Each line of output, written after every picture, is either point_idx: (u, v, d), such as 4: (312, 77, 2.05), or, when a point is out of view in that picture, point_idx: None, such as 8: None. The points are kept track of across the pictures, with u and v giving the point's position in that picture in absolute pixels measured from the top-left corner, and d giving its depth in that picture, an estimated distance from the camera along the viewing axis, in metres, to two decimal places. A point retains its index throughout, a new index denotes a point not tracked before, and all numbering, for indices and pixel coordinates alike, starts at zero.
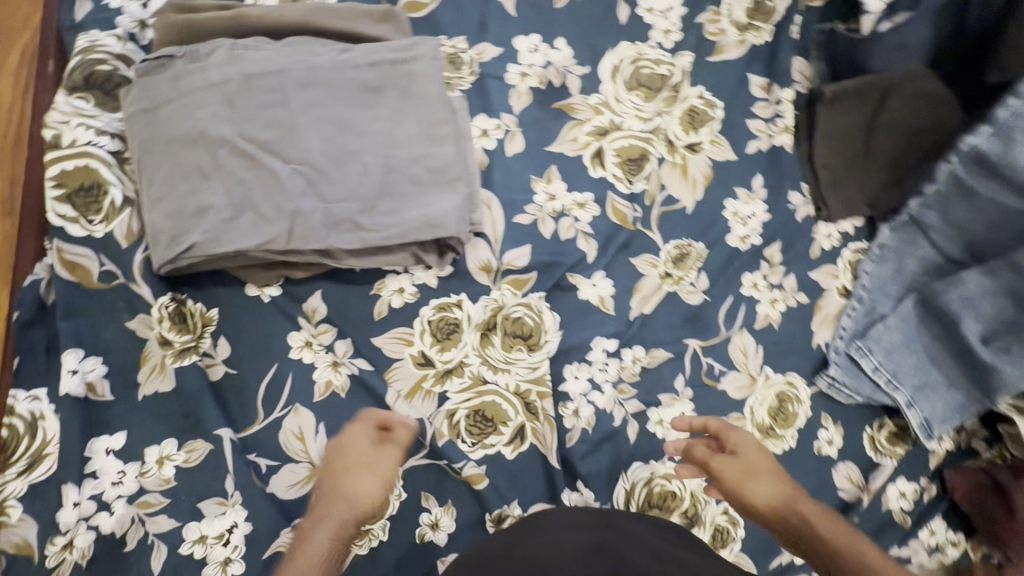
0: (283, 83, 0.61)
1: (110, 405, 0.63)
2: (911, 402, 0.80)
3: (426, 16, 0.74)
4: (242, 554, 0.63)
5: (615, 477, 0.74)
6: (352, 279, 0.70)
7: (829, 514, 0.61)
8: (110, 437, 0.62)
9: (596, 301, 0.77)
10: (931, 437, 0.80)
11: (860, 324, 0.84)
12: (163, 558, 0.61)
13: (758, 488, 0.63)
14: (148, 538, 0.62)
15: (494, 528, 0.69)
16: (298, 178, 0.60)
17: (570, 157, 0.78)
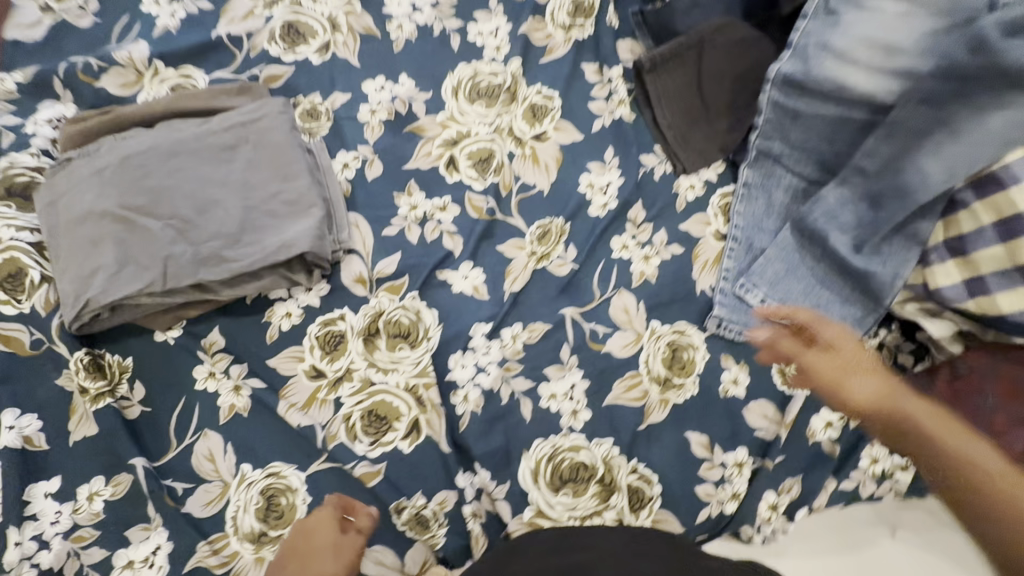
0: (153, 157, 0.75)
1: (46, 453, 0.71)
2: None
3: (283, 83, 0.88)
4: (167, 572, 0.70)
5: (513, 456, 0.76)
6: (243, 311, 0.80)
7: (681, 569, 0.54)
8: (47, 482, 0.71)
9: (470, 291, 0.83)
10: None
11: (741, 263, 0.85)
12: None
13: (859, 387, 0.64)
14: (83, 570, 0.69)
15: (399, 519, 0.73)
16: (167, 229, 0.72)
17: (426, 170, 0.87)
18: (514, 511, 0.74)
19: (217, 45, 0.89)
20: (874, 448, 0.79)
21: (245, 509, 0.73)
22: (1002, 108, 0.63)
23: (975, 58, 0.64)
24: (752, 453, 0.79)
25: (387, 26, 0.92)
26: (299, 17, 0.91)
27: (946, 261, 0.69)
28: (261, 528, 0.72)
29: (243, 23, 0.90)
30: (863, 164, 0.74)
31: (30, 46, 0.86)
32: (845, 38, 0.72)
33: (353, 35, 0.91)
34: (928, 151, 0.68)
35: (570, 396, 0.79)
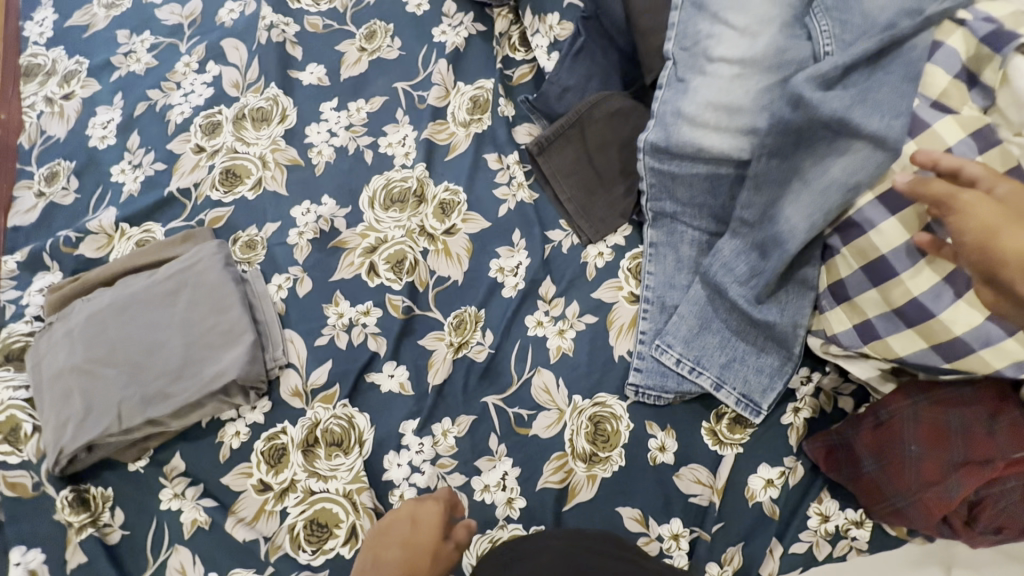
0: (110, 313, 0.87)
1: None
2: (720, 382, 0.78)
3: (224, 222, 1.00)
4: None
5: None
6: (199, 434, 0.88)
7: None
8: None
9: (397, 388, 0.87)
10: (759, 412, 0.77)
11: (653, 322, 0.84)
12: None
13: (1012, 239, 0.50)
14: None
15: None
16: (122, 376, 0.83)
17: (350, 279, 0.94)
18: None
19: (170, 198, 1.03)
20: (822, 504, 0.74)
21: None
22: (841, 154, 0.65)
23: (800, 116, 0.65)
24: (687, 524, 0.76)
25: (309, 154, 1.04)
26: (235, 161, 1.04)
27: (836, 308, 0.70)
28: None
29: (190, 175, 1.04)
30: (744, 216, 0.74)
31: (28, 229, 1.03)
32: (694, 104, 0.75)
33: (280, 168, 1.03)
34: (790, 201, 0.69)
35: (503, 486, 0.80)
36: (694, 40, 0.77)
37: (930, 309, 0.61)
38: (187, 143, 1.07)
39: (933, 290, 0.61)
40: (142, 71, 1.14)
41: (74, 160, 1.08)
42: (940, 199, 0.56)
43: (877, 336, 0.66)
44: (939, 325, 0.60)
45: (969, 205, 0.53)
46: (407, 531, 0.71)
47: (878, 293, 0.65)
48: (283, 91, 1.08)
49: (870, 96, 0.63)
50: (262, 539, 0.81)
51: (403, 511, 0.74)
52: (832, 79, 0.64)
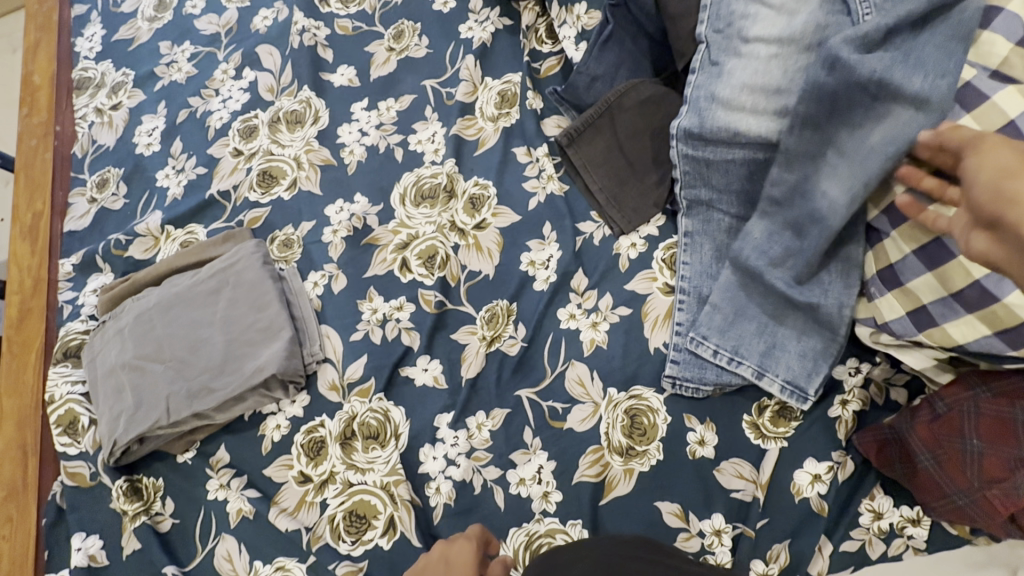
0: (157, 311, 0.91)
1: (107, 567, 0.85)
2: (762, 371, 0.76)
3: (262, 222, 1.03)
4: None
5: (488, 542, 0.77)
6: (241, 427, 0.91)
7: None
8: None
9: (431, 382, 0.87)
10: (807, 398, 0.74)
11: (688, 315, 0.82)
12: None
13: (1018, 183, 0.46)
14: None
15: None
16: (169, 371, 0.87)
17: (383, 275, 0.96)
18: None
19: (211, 200, 1.07)
20: (874, 500, 0.71)
21: None
22: (888, 131, 0.62)
23: (837, 92, 0.63)
24: (729, 520, 0.73)
25: (342, 153, 1.06)
26: (271, 163, 1.07)
27: (886, 294, 0.67)
28: None
29: (229, 178, 1.08)
30: (773, 193, 0.72)
31: (82, 233, 1.09)
32: (730, 88, 0.73)
33: (314, 168, 1.05)
34: (827, 174, 0.66)
35: (538, 480, 0.80)
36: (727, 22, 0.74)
37: (993, 292, 0.57)
38: (226, 147, 1.11)
39: (995, 273, 0.57)
40: (183, 80, 1.19)
41: (123, 166, 1.14)
42: (965, 141, 0.54)
43: (933, 322, 0.63)
44: (1001, 309, 0.57)
45: (987, 146, 0.52)
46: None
47: (933, 277, 0.62)
48: (315, 93, 1.11)
49: (911, 68, 0.60)
50: (303, 529, 0.83)
51: (434, 554, 0.69)
52: (870, 46, 0.61)
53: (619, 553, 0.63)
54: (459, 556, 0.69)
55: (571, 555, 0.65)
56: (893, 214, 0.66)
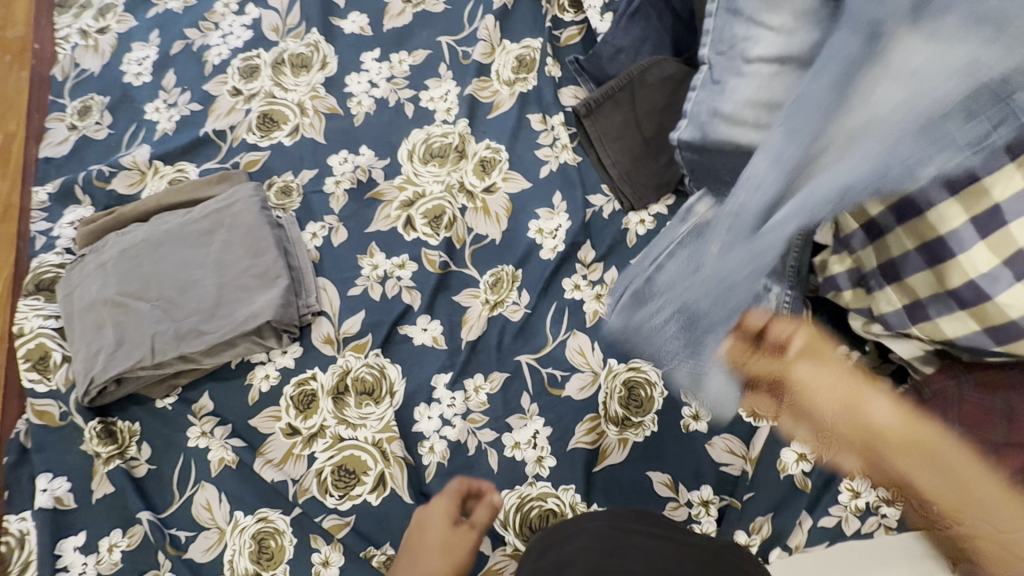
0: (144, 249, 0.86)
1: (75, 510, 0.82)
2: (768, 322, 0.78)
3: (260, 166, 0.99)
4: None
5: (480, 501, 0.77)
6: (228, 375, 0.88)
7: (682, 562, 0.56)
8: (75, 537, 0.81)
9: (430, 342, 0.86)
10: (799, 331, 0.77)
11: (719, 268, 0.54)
12: None
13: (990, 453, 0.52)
14: None
15: (377, 561, 0.76)
16: (156, 310, 0.83)
17: (386, 231, 0.93)
18: (496, 543, 0.76)
19: (205, 139, 1.01)
20: (854, 480, 0.74)
21: (240, 553, 0.78)
22: None
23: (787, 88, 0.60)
24: (717, 492, 0.76)
25: (349, 103, 1.02)
26: (273, 106, 1.02)
27: (886, 288, 0.68)
28: (254, 569, 0.77)
29: (226, 118, 1.03)
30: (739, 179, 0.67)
31: (60, 161, 1.02)
32: (733, 101, 0.60)
33: (319, 116, 1.01)
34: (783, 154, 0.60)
35: (533, 444, 0.80)
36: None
37: (987, 292, 0.56)
38: (224, 85, 1.05)
39: (991, 273, 0.55)
40: (180, 10, 1.12)
41: (108, 95, 1.06)
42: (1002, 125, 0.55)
43: (927, 318, 0.64)
44: (994, 308, 0.56)
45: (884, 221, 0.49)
46: (421, 534, 0.73)
47: (933, 275, 0.61)
48: (324, 38, 1.06)
49: None
50: (289, 480, 0.81)
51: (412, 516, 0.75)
52: None
53: (611, 523, 0.63)
54: (436, 511, 0.74)
55: (571, 525, 0.64)
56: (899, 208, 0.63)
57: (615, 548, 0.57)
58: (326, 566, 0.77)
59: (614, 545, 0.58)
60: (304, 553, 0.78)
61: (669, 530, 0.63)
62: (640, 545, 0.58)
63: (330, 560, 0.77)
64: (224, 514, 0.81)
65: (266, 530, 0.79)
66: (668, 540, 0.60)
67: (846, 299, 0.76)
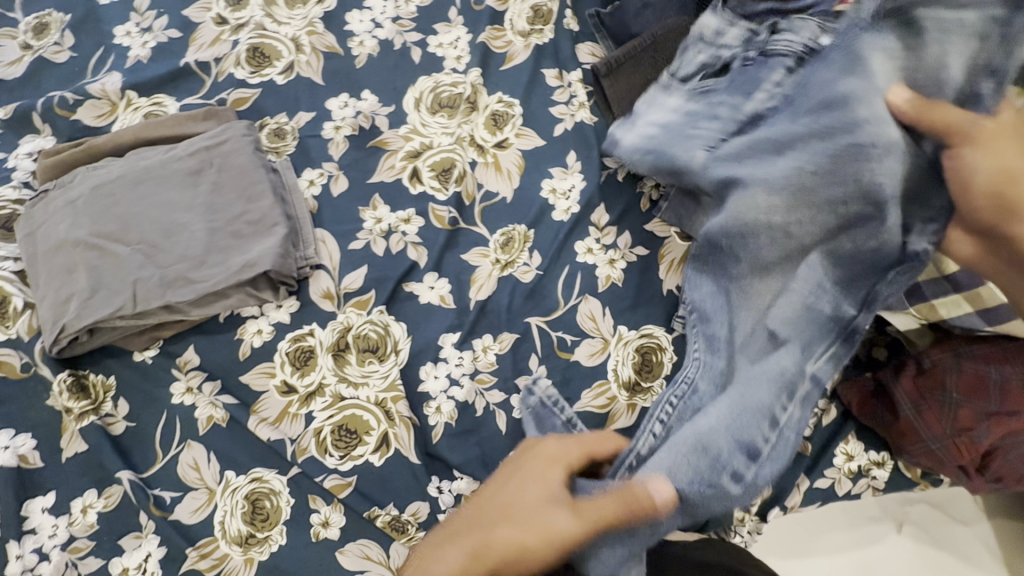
0: (121, 186, 0.78)
1: (42, 469, 0.75)
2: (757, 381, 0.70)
3: (250, 105, 0.91)
4: None
5: (489, 463, 0.76)
6: (216, 328, 0.82)
7: None
8: (43, 497, 0.74)
9: (437, 301, 0.83)
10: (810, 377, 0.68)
11: (700, 487, 0.62)
12: None
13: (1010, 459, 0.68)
14: None
15: (382, 521, 0.74)
16: (138, 255, 0.75)
17: (390, 183, 0.88)
18: None
19: (186, 70, 0.92)
20: (848, 445, 0.77)
21: (232, 513, 0.75)
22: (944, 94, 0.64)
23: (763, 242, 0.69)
24: None
25: (349, 43, 0.94)
26: (264, 40, 0.93)
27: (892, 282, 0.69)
28: (248, 530, 0.74)
29: (210, 48, 0.93)
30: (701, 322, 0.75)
31: (12, 84, 0.90)
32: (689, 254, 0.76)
33: (317, 54, 0.93)
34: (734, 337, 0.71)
35: None
36: (682, 125, 0.77)
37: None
38: (207, 12, 0.95)
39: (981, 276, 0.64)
40: None
41: (70, 12, 0.94)
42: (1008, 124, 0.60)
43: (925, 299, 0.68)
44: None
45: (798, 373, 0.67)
46: (514, 485, 0.61)
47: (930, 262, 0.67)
48: None
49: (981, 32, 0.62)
50: (285, 439, 0.77)
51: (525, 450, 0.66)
52: None
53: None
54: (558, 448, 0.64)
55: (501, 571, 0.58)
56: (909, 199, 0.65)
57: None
58: (326, 526, 0.75)
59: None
60: (303, 514, 0.75)
61: None
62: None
63: (330, 521, 0.75)
64: (214, 473, 0.76)
65: (261, 491, 0.75)
66: None
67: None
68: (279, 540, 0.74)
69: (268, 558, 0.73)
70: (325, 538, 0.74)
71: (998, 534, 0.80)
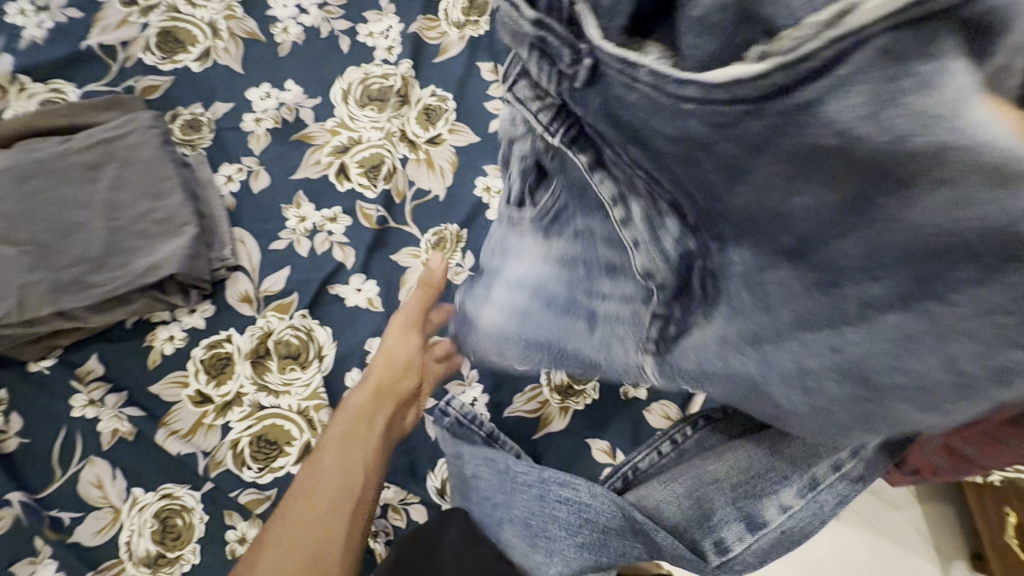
0: (5, 179, 0.71)
1: None
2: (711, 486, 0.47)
3: (161, 94, 0.85)
4: None
5: (418, 472, 0.74)
6: (122, 335, 0.76)
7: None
8: None
9: (364, 304, 0.79)
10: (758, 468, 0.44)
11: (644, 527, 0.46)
12: None
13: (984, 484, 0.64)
14: None
15: None
16: (26, 257, 0.69)
17: (315, 179, 0.83)
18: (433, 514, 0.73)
19: (89, 55, 0.84)
20: None
21: (140, 533, 0.70)
22: None
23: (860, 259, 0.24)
24: None
25: (271, 29, 0.89)
26: (177, 24, 0.87)
27: None
28: (157, 550, 0.70)
29: (116, 31, 0.86)
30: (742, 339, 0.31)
31: None
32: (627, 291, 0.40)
33: (236, 40, 0.87)
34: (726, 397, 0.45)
35: None
36: (565, 322, 0.45)
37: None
38: None
39: None
40: None
41: None
42: None
43: None
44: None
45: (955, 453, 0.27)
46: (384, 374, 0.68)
47: None
48: None
49: None
50: (199, 451, 0.73)
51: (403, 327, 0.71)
52: None
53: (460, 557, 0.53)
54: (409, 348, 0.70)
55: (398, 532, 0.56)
56: None
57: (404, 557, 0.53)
58: (243, 543, 0.71)
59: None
60: (218, 531, 0.71)
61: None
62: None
63: (248, 537, 0.71)
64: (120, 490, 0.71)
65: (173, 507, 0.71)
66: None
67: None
68: (192, 560, 0.70)
69: None
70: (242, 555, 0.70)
71: (914, 520, 0.83)
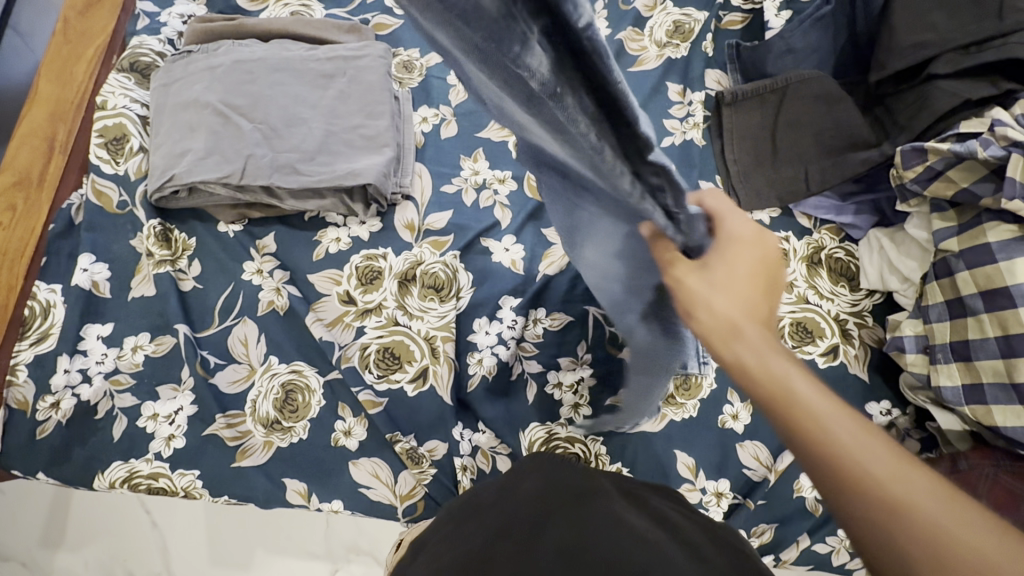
0: (259, 67, 0.82)
1: (107, 300, 0.80)
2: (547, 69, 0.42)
3: (389, 32, 0.95)
4: (184, 431, 0.76)
5: (516, 427, 0.78)
6: (299, 225, 0.86)
7: (542, 538, 0.49)
8: (100, 326, 0.79)
9: (507, 264, 0.85)
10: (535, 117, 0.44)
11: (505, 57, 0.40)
12: (123, 427, 0.75)
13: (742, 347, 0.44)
14: (114, 411, 0.76)
15: (400, 448, 0.77)
16: (257, 133, 0.79)
17: (496, 142, 0.91)
18: None
19: None
20: None
21: (265, 396, 0.78)
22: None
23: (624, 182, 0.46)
24: (733, 489, 0.77)
25: None
26: None
27: (951, 362, 0.71)
28: (274, 417, 0.77)
29: None
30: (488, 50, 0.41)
31: None
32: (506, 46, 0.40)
33: None
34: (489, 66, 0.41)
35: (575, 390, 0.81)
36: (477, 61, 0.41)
37: None
38: None
39: None
40: None
41: None
42: None
43: (982, 400, 0.67)
44: None
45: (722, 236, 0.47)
46: None
47: (1004, 363, 0.66)
48: None
49: None
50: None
51: None
52: None
53: (526, 494, 0.58)
54: None
55: (515, 494, 0.59)
56: (992, 298, 0.67)
57: (517, 539, 0.50)
58: (347, 436, 0.78)
59: (521, 529, 0.51)
60: (329, 417, 0.78)
61: (583, 547, 0.47)
62: (551, 530, 0.50)
63: (352, 432, 0.78)
64: None
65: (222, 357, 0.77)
66: (568, 526, 0.50)
67: (906, 362, 0.75)
68: (300, 435, 0.77)
69: (286, 447, 0.77)
70: (342, 445, 0.77)
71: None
